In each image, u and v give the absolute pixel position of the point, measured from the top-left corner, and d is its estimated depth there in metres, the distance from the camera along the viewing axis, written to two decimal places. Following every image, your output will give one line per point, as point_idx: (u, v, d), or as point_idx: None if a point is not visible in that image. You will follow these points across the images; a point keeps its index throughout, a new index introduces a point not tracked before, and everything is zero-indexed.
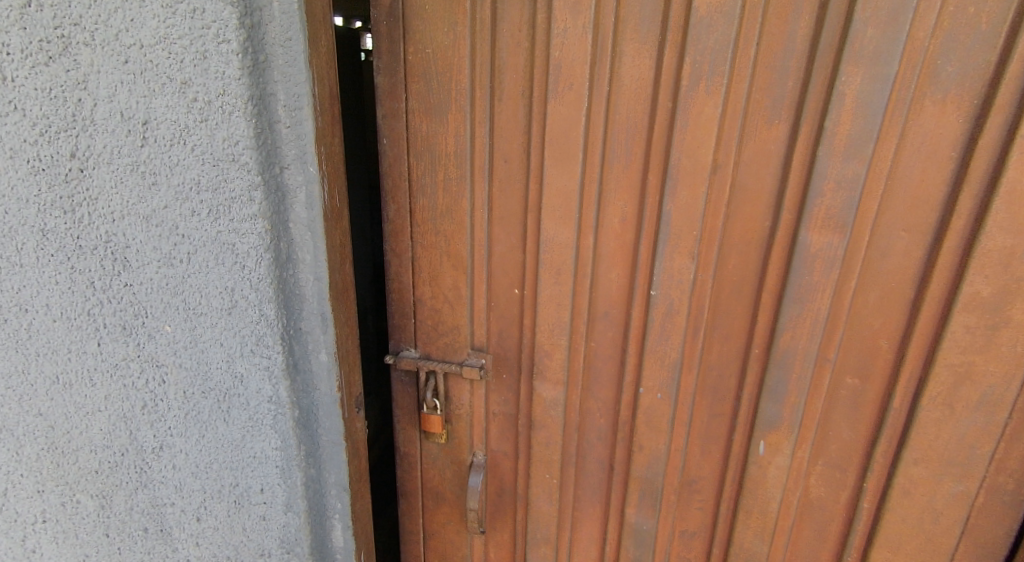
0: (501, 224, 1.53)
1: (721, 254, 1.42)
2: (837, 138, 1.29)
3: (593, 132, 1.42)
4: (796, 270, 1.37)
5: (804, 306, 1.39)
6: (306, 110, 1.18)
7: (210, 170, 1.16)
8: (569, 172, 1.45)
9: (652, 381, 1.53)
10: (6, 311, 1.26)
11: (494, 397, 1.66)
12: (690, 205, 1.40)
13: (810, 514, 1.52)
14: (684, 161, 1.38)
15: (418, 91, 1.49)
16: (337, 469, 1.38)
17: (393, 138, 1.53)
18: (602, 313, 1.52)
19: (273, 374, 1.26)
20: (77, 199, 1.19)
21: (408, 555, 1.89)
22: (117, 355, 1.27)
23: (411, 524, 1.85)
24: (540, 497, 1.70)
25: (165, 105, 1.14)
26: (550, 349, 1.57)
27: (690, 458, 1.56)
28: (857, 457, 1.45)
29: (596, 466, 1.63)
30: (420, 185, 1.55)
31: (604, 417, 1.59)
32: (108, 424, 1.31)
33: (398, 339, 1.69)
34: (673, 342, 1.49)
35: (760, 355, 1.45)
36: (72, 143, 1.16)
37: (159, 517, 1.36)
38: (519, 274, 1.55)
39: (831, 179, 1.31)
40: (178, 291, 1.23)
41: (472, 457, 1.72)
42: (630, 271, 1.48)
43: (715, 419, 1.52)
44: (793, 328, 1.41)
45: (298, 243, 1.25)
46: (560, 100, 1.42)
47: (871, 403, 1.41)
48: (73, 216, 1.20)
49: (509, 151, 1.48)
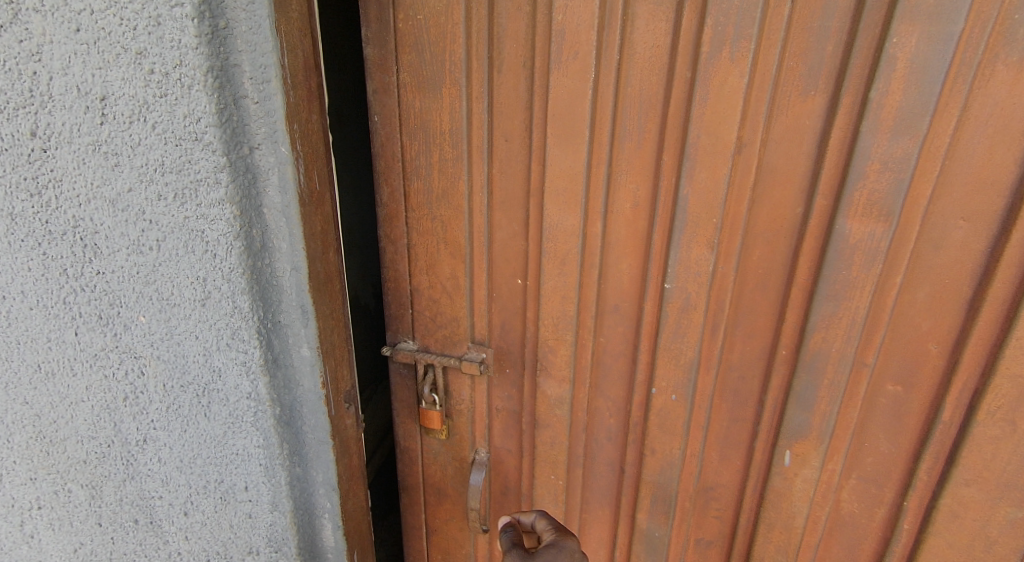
0: (502, 209, 1.40)
1: (746, 244, 1.29)
2: (885, 111, 1.13)
3: (601, 107, 1.29)
4: (831, 262, 1.23)
5: (839, 304, 1.25)
6: (273, 81, 1.09)
7: (174, 150, 1.09)
8: (574, 153, 1.32)
9: (666, 381, 1.39)
10: None
11: (497, 393, 1.52)
12: (710, 188, 1.27)
13: (840, 530, 1.38)
14: (704, 139, 1.24)
15: (410, 62, 1.35)
16: (324, 468, 1.30)
17: (385, 115, 1.40)
18: (612, 306, 1.39)
19: (250, 369, 1.19)
20: (42, 180, 1.14)
21: (411, 550, 1.75)
22: (96, 345, 1.23)
23: (412, 519, 1.70)
24: (545, 499, 1.56)
25: (120, 78, 1.07)
26: (554, 344, 1.43)
27: (707, 464, 1.43)
28: (897, 472, 1.31)
29: (605, 467, 1.50)
30: (414, 165, 1.41)
31: (614, 417, 1.46)
32: (92, 415, 1.27)
33: (395, 330, 1.54)
34: (689, 340, 1.36)
35: (787, 357, 1.32)
36: (31, 121, 1.11)
37: (148, 509, 1.32)
38: (522, 263, 1.41)
39: (876, 160, 1.16)
40: (149, 280, 1.17)
41: (474, 454, 1.57)
42: (643, 261, 1.35)
43: (735, 424, 1.39)
44: (825, 328, 1.27)
45: (272, 228, 1.17)
46: (564, 71, 1.28)
47: (915, 413, 1.27)
48: (39, 198, 1.15)
49: (510, 128, 1.35)
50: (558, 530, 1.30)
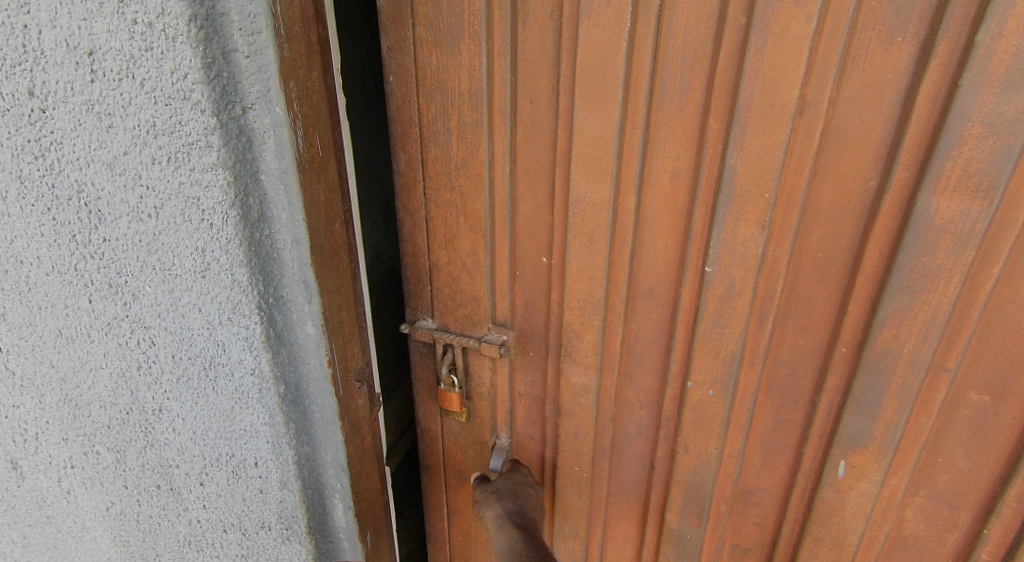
0: (526, 179, 1.27)
1: (804, 224, 1.10)
2: (994, 59, 0.92)
3: (638, 63, 1.12)
4: (908, 247, 1.03)
5: (916, 297, 1.05)
6: (264, 34, 0.98)
7: (163, 110, 1.00)
8: (605, 117, 1.16)
9: (703, 375, 1.24)
10: (5, 262, 1.20)
11: (520, 377, 1.42)
12: (763, 158, 1.08)
13: (900, 552, 1.21)
14: (758, 99, 1.06)
15: (427, 15, 1.22)
16: (333, 450, 1.26)
17: (400, 74, 1.28)
18: (645, 290, 1.25)
19: (253, 345, 1.14)
20: (45, 142, 1.07)
21: (433, 529, 1.71)
22: (108, 313, 1.19)
23: (434, 498, 1.66)
24: (568, 490, 1.47)
25: (106, 30, 0.97)
26: (580, 329, 1.31)
27: (748, 467, 1.28)
28: (977, 495, 1.11)
29: (635, 462, 1.38)
30: (432, 131, 1.29)
31: (645, 409, 1.33)
32: (111, 381, 1.26)
33: (415, 307, 1.46)
34: (732, 331, 1.20)
35: (847, 356, 1.14)
36: (28, 78, 1.03)
37: (168, 477, 1.32)
38: (547, 240, 1.29)
39: (979, 121, 0.95)
40: (151, 249, 1.11)
41: (495, 440, 1.49)
42: (681, 241, 1.19)
43: (782, 426, 1.23)
44: (896, 325, 1.08)
45: (271, 197, 1.08)
46: (595, 21, 1.11)
47: (1004, 429, 1.06)
48: (44, 160, 1.08)
49: (536, 89, 1.20)
50: (513, 459, 1.48)
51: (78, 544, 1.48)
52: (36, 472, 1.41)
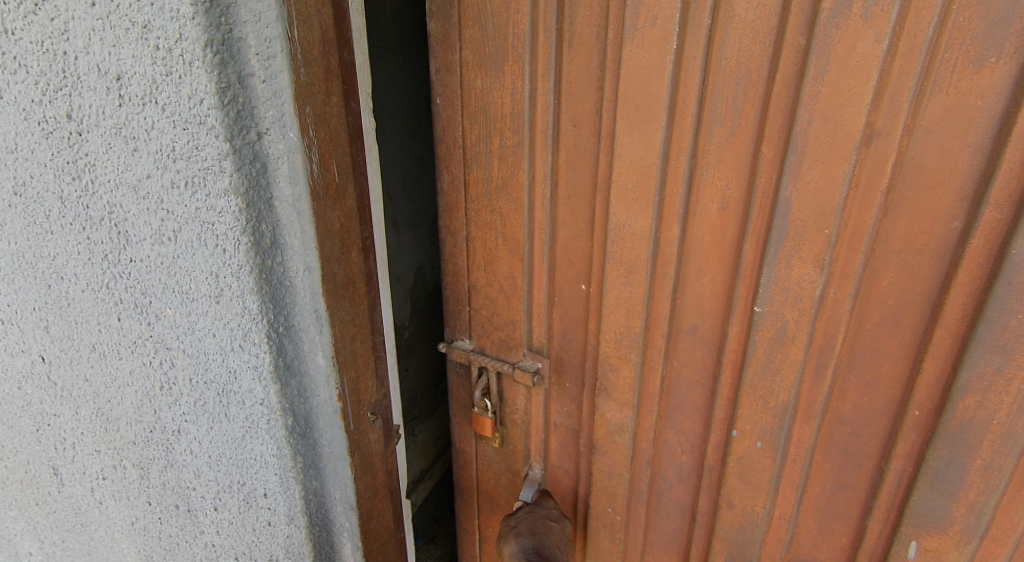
0: (566, 203, 1.21)
1: (870, 265, 0.96)
2: None
3: (686, 86, 1.03)
4: (999, 300, 0.88)
5: (1009, 359, 0.89)
6: (280, 59, 0.99)
7: (182, 135, 1.03)
8: (648, 142, 1.08)
9: (750, 425, 1.12)
10: (48, 278, 1.28)
11: (555, 407, 1.35)
12: (822, 190, 0.96)
13: None
14: (818, 126, 0.94)
15: (473, 37, 1.20)
16: (342, 487, 1.27)
17: (447, 97, 1.27)
18: (688, 327, 1.14)
19: (262, 375, 1.16)
20: (80, 164, 1.13)
21: (467, 554, 1.67)
22: (134, 333, 1.25)
23: (467, 522, 1.62)
24: (601, 532, 1.37)
25: (132, 55, 1.01)
26: (616, 363, 1.22)
27: (802, 531, 1.14)
28: None
29: (675, 511, 1.27)
30: (475, 152, 1.27)
31: (687, 455, 1.22)
32: (137, 398, 1.33)
33: (453, 327, 1.44)
34: (784, 380, 1.07)
35: (920, 420, 0.98)
36: (67, 103, 1.09)
37: (185, 497, 1.38)
38: (586, 266, 1.22)
39: None
40: (172, 272, 1.15)
41: (529, 469, 1.43)
42: (728, 276, 1.08)
43: (842, 490, 1.08)
44: (984, 391, 0.92)
45: (284, 224, 1.09)
46: (639, 42, 1.04)
47: None
48: (80, 182, 1.15)
49: (579, 112, 1.15)
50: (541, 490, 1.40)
51: (109, 552, 1.60)
52: (74, 479, 1.54)
